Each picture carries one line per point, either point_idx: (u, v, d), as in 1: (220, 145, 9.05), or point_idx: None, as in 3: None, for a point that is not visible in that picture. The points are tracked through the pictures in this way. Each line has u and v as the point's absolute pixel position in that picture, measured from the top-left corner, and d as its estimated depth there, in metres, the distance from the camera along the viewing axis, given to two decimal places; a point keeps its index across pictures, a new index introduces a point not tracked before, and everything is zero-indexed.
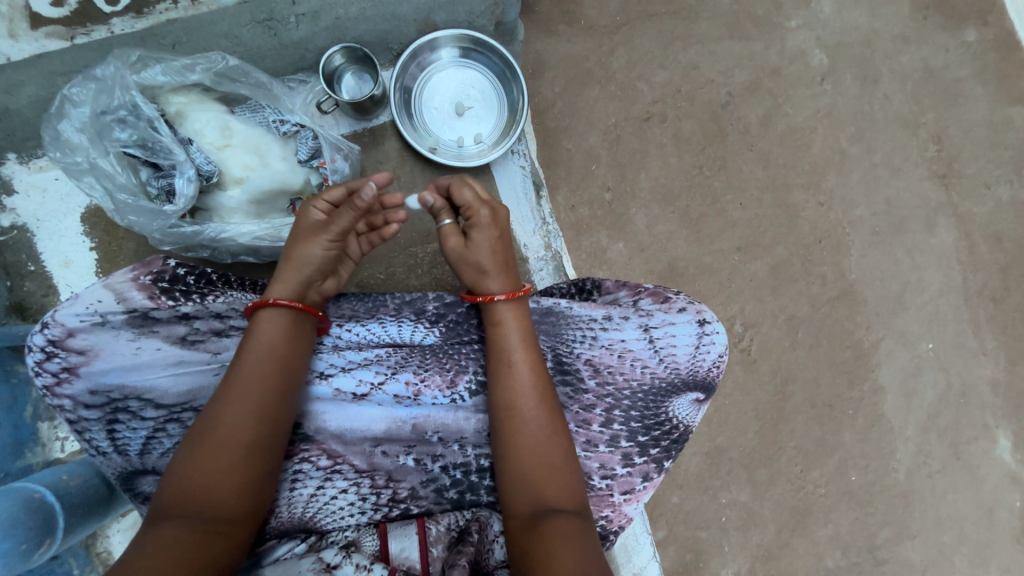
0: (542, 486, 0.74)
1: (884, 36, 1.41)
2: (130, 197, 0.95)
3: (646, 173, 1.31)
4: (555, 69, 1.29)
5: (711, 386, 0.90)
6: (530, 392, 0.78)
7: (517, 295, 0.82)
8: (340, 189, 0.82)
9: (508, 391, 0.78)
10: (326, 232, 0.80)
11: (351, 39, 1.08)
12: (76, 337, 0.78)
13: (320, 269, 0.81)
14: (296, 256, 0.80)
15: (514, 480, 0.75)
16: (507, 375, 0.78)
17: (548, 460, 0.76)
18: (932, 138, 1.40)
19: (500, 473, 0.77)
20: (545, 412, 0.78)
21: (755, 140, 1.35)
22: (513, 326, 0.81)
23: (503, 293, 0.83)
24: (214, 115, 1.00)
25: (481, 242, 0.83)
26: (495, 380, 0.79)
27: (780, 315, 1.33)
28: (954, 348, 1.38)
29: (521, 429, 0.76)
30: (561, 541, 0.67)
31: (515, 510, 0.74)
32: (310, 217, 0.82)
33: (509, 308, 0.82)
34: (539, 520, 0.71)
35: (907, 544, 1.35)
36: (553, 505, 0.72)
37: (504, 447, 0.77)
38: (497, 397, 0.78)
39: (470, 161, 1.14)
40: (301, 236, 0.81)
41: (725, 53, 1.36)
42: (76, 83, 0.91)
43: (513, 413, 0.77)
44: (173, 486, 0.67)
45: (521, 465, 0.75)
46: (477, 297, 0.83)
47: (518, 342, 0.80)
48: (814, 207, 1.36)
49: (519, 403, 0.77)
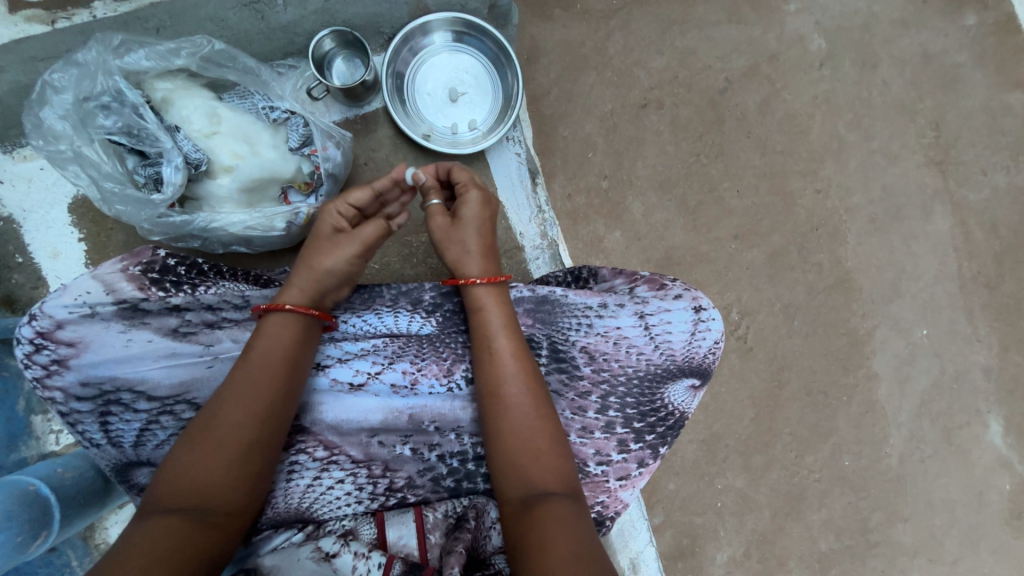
0: (537, 475, 0.73)
1: (884, 20, 1.39)
2: (116, 185, 0.93)
3: (643, 162, 1.30)
4: (550, 54, 1.27)
5: (706, 372, 0.89)
6: (523, 380, 0.78)
7: (497, 280, 0.82)
8: (364, 193, 0.84)
9: (500, 380, 0.78)
10: (350, 245, 0.80)
11: (341, 22, 1.05)
12: (66, 329, 0.77)
13: (337, 279, 0.80)
14: (318, 266, 0.79)
15: (507, 467, 0.75)
16: (505, 362, 0.78)
17: (543, 447, 0.75)
18: (930, 123, 1.39)
19: (495, 461, 0.76)
20: (541, 397, 0.78)
21: (753, 126, 1.34)
22: (495, 311, 0.81)
23: (483, 277, 0.82)
24: (201, 102, 0.97)
25: (470, 221, 0.83)
26: (487, 369, 0.79)
27: (776, 303, 1.33)
28: (948, 335, 1.39)
29: (517, 416, 0.76)
30: (553, 525, 0.67)
31: (508, 495, 0.74)
32: (329, 224, 0.83)
33: (489, 293, 0.81)
34: (531, 504, 0.71)
35: (900, 527, 1.37)
36: (547, 491, 0.72)
37: (498, 436, 0.76)
38: (490, 386, 0.78)
39: (464, 149, 1.13)
40: (321, 247, 0.80)
41: (723, 38, 1.34)
42: (56, 68, 0.89)
43: (506, 402, 0.77)
44: (169, 479, 0.66)
45: (517, 453, 0.75)
46: (458, 280, 0.82)
47: (501, 327, 0.80)
48: (811, 194, 1.36)
49: (514, 391, 0.77)
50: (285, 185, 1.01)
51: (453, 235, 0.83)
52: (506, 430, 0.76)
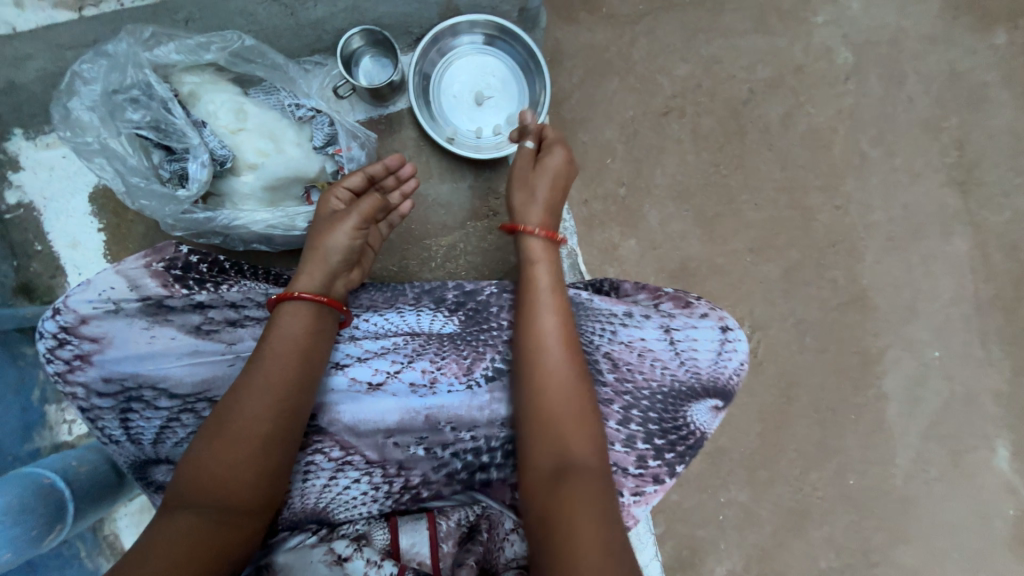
0: (570, 442, 0.73)
1: (913, 36, 1.37)
2: (141, 180, 0.92)
3: (662, 170, 1.28)
4: (574, 57, 1.25)
5: (730, 394, 0.89)
6: (561, 342, 0.78)
7: (552, 236, 0.84)
8: (359, 176, 0.84)
9: (539, 340, 0.78)
10: (348, 218, 0.79)
11: (369, 21, 1.04)
12: (89, 324, 0.78)
13: (344, 260, 0.79)
14: (322, 245, 0.78)
15: (540, 433, 0.74)
16: (546, 319, 0.79)
17: (577, 412, 0.75)
18: (954, 142, 1.37)
19: (527, 423, 0.76)
20: (576, 361, 0.78)
21: (774, 139, 1.33)
22: (544, 266, 0.83)
23: (541, 229, 0.85)
24: (227, 97, 0.96)
25: (545, 173, 0.88)
26: (527, 329, 0.79)
27: (789, 317, 1.32)
28: (961, 358, 1.38)
29: (554, 378, 0.76)
30: (586, 500, 0.67)
31: (539, 462, 0.73)
32: (329, 207, 0.83)
33: (541, 245, 0.84)
34: (563, 472, 0.71)
35: (901, 548, 1.36)
36: (581, 466, 0.71)
37: (534, 397, 0.76)
38: (529, 343, 0.78)
39: (489, 154, 1.09)
40: (323, 226, 0.80)
41: (749, 48, 1.32)
42: (86, 59, 0.89)
43: (546, 363, 0.77)
44: (189, 475, 0.65)
45: (551, 417, 0.74)
46: (520, 226, 0.85)
47: (547, 284, 0.82)
48: (830, 210, 1.34)
49: (554, 352, 0.77)
50: (308, 185, 0.99)
51: (523, 180, 0.89)
52: (540, 393, 0.75)
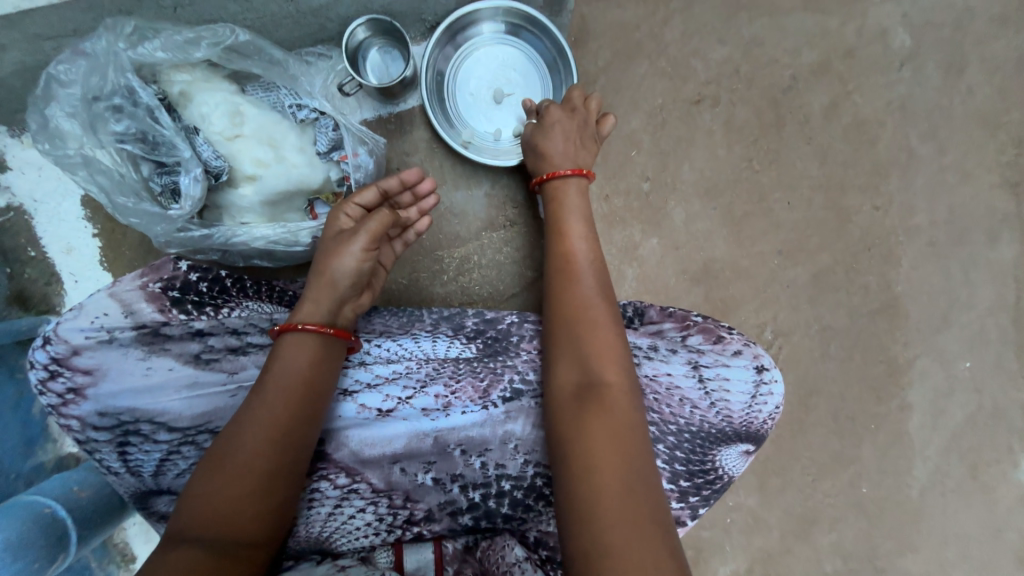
0: (596, 362, 0.71)
1: (980, 16, 1.23)
2: (130, 198, 0.87)
3: (689, 165, 1.19)
4: (600, 38, 1.14)
5: (761, 439, 0.87)
6: (591, 269, 0.80)
7: (581, 172, 0.86)
8: (371, 192, 0.80)
9: (569, 263, 0.81)
10: (357, 238, 0.74)
11: (378, 8, 0.95)
12: (82, 355, 0.76)
13: (354, 284, 0.75)
14: (329, 268, 0.74)
15: (565, 353, 0.73)
16: (576, 244, 0.83)
17: (606, 335, 0.73)
18: (1013, 139, 1.25)
19: (554, 344, 0.75)
20: (604, 288, 0.79)
21: (815, 132, 1.22)
22: (573, 199, 0.86)
23: (571, 169, 0.87)
24: (220, 97, 0.89)
25: (554, 126, 0.89)
26: (558, 257, 0.82)
27: (814, 324, 1.26)
28: (992, 370, 1.31)
29: (582, 300, 0.77)
30: (607, 418, 0.65)
31: (563, 381, 0.71)
32: (337, 224, 0.78)
33: (573, 183, 0.86)
34: (587, 389, 0.69)
35: (909, 556, 1.34)
36: (607, 385, 0.68)
37: (562, 317, 0.76)
38: (559, 266, 0.81)
39: (508, 160, 1.02)
40: (331, 248, 0.75)
41: (795, 29, 1.19)
42: (63, 60, 0.82)
43: (575, 285, 0.78)
44: (193, 510, 0.63)
45: (578, 337, 0.74)
46: (545, 175, 0.87)
47: (578, 214, 0.85)
48: (868, 211, 1.25)
49: (583, 278, 0.79)
50: (311, 197, 0.94)
51: (550, 129, 0.89)
52: (568, 313, 0.76)
